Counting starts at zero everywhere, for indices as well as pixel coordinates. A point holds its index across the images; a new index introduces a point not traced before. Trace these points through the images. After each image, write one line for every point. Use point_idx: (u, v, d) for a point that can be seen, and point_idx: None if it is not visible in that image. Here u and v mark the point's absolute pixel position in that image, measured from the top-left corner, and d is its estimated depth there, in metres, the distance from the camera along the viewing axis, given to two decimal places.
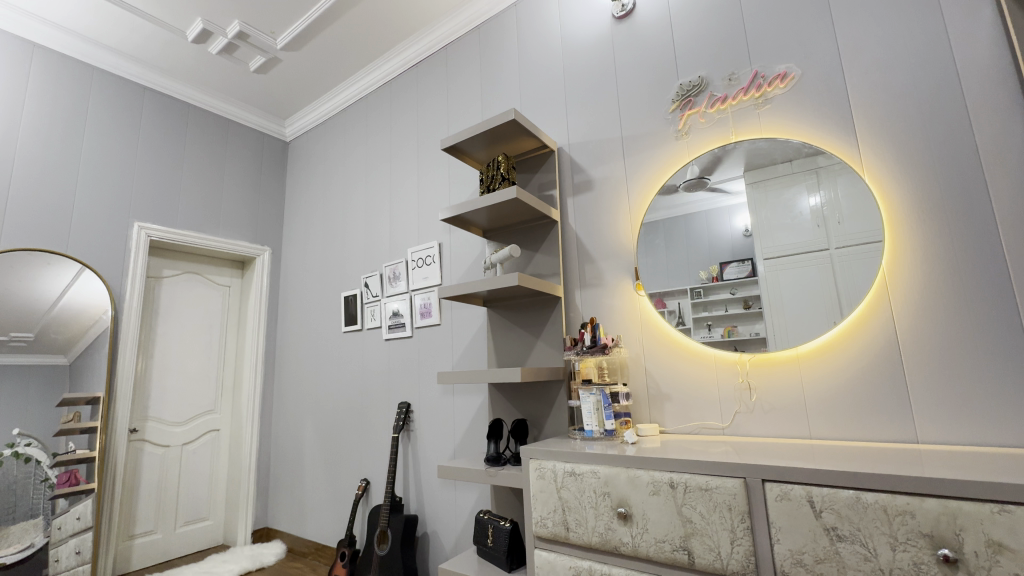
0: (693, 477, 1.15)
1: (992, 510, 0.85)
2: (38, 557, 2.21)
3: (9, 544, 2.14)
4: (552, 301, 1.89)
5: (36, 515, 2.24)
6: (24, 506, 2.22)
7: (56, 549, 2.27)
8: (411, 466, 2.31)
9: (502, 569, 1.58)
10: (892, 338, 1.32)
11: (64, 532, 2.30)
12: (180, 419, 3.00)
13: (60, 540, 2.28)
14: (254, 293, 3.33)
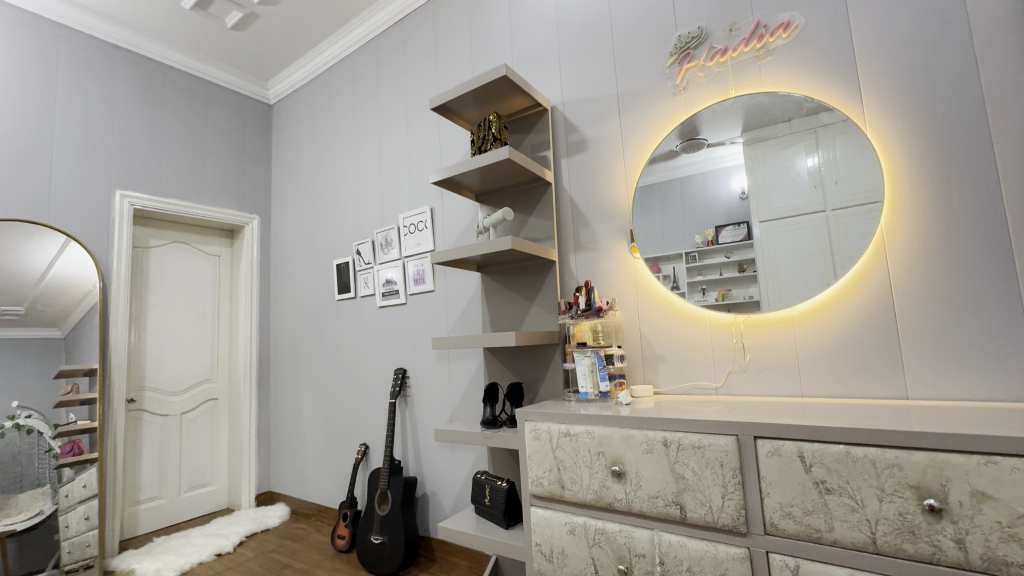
0: (687, 436, 1.17)
1: (979, 461, 0.87)
2: (48, 523, 2.23)
3: (19, 511, 2.17)
4: (546, 265, 1.87)
5: (43, 483, 2.25)
6: (31, 475, 2.23)
7: (65, 516, 2.30)
8: (409, 430, 2.35)
9: (500, 526, 1.62)
10: (887, 296, 1.31)
11: (72, 499, 2.33)
12: (177, 388, 3.01)
13: (69, 507, 2.31)
14: (244, 262, 3.28)
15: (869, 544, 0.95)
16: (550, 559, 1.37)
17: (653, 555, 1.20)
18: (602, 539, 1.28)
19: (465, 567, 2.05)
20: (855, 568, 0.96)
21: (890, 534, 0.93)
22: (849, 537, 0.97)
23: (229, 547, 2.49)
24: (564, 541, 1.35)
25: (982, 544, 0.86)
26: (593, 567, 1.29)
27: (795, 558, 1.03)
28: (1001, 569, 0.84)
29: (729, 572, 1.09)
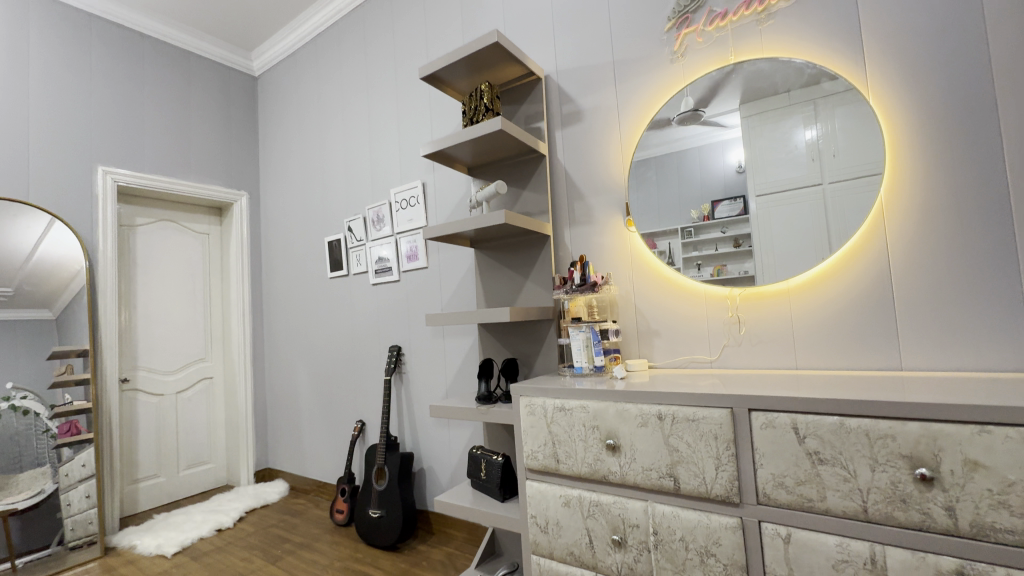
0: (681, 409, 1.17)
1: (972, 431, 0.87)
2: (50, 502, 2.24)
3: (20, 491, 2.17)
4: (540, 240, 1.84)
5: (43, 463, 2.26)
6: (30, 456, 2.23)
7: (67, 494, 2.31)
8: (405, 406, 2.35)
9: (495, 499, 1.64)
10: (884, 268, 1.30)
11: (73, 478, 2.33)
12: (171, 368, 2.99)
13: (69, 486, 2.32)
14: (234, 240, 3.23)
15: (861, 513, 0.96)
16: (546, 530, 1.39)
17: (647, 525, 1.21)
18: (597, 511, 1.29)
19: (462, 539, 2.09)
20: (845, 536, 0.98)
21: (881, 503, 0.94)
22: (841, 506, 0.98)
23: (229, 522, 2.52)
24: (559, 513, 1.36)
25: (972, 512, 0.86)
26: (588, 538, 1.30)
27: (786, 527, 1.04)
28: (989, 535, 0.85)
29: (721, 541, 1.11)
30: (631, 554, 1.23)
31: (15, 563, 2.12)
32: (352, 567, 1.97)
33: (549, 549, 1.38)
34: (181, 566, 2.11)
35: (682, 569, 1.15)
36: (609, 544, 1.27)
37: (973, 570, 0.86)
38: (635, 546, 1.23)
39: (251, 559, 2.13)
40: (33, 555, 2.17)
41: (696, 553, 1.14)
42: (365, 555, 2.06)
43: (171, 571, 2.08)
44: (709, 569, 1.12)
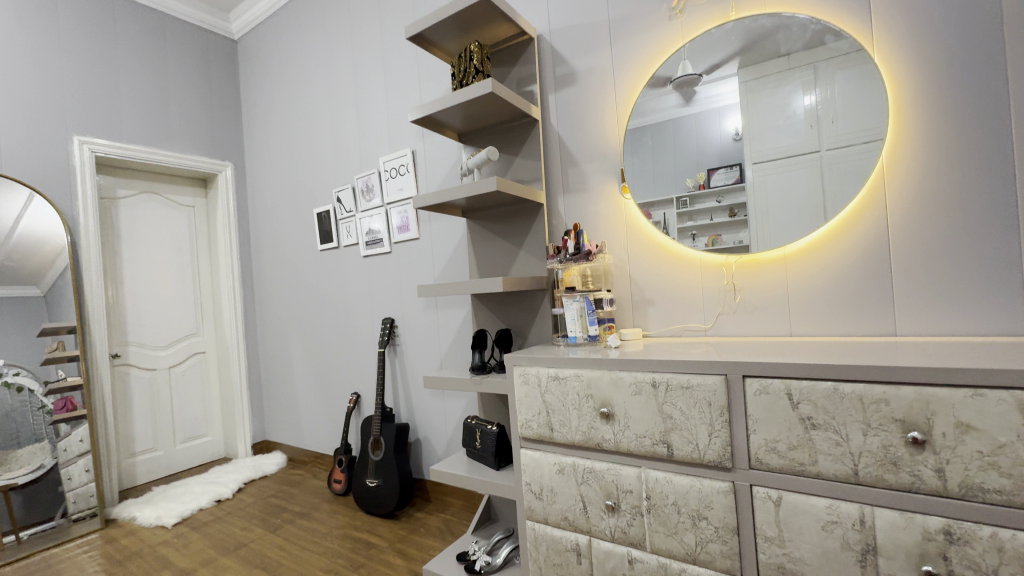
0: (675, 377, 1.16)
1: (966, 395, 0.87)
2: (51, 476, 2.26)
3: (20, 465, 2.19)
4: (533, 209, 1.80)
5: (41, 439, 2.26)
6: (27, 431, 2.22)
7: (67, 469, 2.32)
8: (400, 378, 2.35)
9: (490, 468, 1.65)
10: (883, 233, 1.28)
11: (71, 453, 2.35)
12: (162, 343, 2.96)
13: (69, 461, 2.33)
14: (221, 212, 3.15)
15: (851, 476, 0.97)
16: (540, 497, 1.41)
17: (640, 491, 1.22)
18: (591, 477, 1.30)
19: (459, 506, 2.12)
20: (835, 498, 0.99)
21: (872, 466, 0.95)
22: (833, 469, 0.98)
23: (228, 494, 2.55)
24: (553, 480, 1.38)
25: (962, 473, 0.87)
26: (582, 504, 1.32)
27: (777, 490, 1.05)
28: (977, 495, 0.86)
29: (713, 505, 1.12)
30: (624, 518, 1.25)
31: (20, 536, 2.13)
32: (350, 534, 2.00)
33: (544, 515, 1.40)
34: (182, 536, 2.14)
35: (674, 532, 1.17)
36: (603, 509, 1.29)
37: (960, 529, 0.87)
38: (628, 511, 1.24)
39: (251, 528, 2.16)
40: (36, 528, 2.18)
41: (688, 517, 1.15)
42: (363, 523, 2.09)
43: (172, 541, 2.11)
44: (701, 532, 1.14)
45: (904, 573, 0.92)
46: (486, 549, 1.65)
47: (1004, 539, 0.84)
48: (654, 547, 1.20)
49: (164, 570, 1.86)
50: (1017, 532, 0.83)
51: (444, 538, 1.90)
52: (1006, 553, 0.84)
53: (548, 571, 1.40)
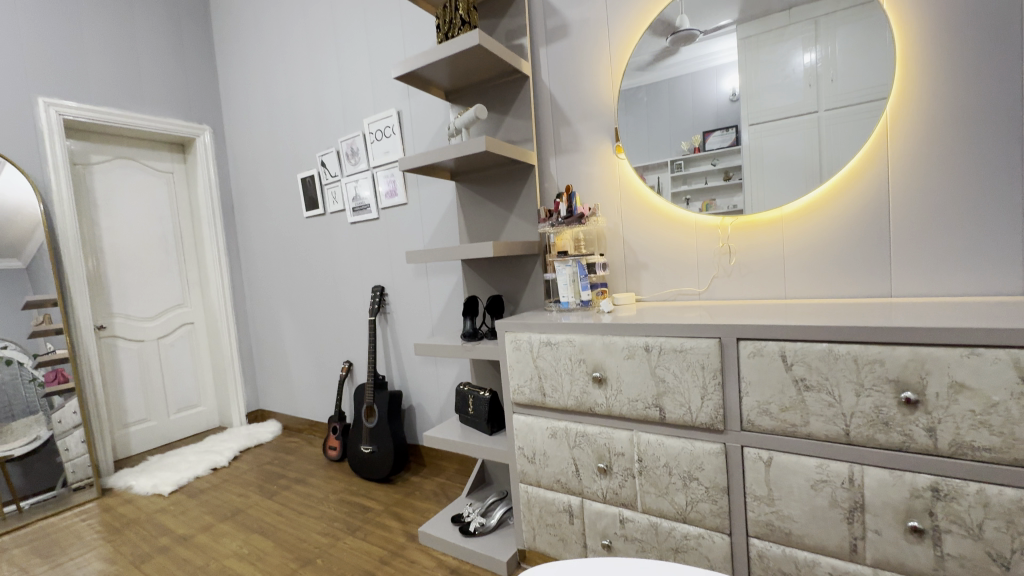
0: (669, 340, 1.14)
1: (962, 354, 0.85)
2: (48, 447, 2.26)
3: (16, 437, 2.17)
4: (524, 171, 1.74)
5: (35, 411, 2.24)
6: (21, 404, 2.21)
7: (64, 440, 2.31)
8: (391, 346, 2.33)
9: (483, 433, 1.66)
10: (882, 192, 1.24)
11: (66, 424, 2.33)
12: (149, 314, 2.91)
13: (65, 432, 2.32)
14: (201, 178, 3.03)
15: (842, 437, 0.97)
16: (533, 461, 1.41)
17: (631, 453, 1.23)
18: (583, 441, 1.31)
19: (453, 470, 2.15)
20: (825, 458, 0.99)
21: (863, 426, 0.95)
22: (824, 430, 0.99)
23: (224, 462, 2.56)
24: (546, 444, 1.38)
25: (953, 432, 0.87)
26: (574, 467, 1.33)
27: (768, 451, 1.05)
28: (966, 453, 0.86)
29: (704, 466, 1.13)
30: (616, 480, 1.26)
31: (21, 506, 2.15)
32: (346, 499, 2.03)
33: (536, 478, 1.41)
34: (179, 504, 2.16)
35: (665, 492, 1.18)
36: (595, 471, 1.30)
37: (947, 486, 0.88)
38: (620, 473, 1.25)
39: (247, 495, 2.18)
40: (38, 497, 2.20)
41: (679, 478, 1.16)
42: (359, 488, 2.12)
43: (169, 508, 2.12)
44: (691, 492, 1.15)
45: (889, 528, 0.93)
46: (480, 511, 1.67)
47: (990, 495, 0.85)
48: (645, 507, 1.22)
49: (163, 537, 1.88)
50: (1004, 488, 0.84)
51: (439, 501, 1.93)
52: (992, 509, 0.85)
53: (541, 531, 1.42)
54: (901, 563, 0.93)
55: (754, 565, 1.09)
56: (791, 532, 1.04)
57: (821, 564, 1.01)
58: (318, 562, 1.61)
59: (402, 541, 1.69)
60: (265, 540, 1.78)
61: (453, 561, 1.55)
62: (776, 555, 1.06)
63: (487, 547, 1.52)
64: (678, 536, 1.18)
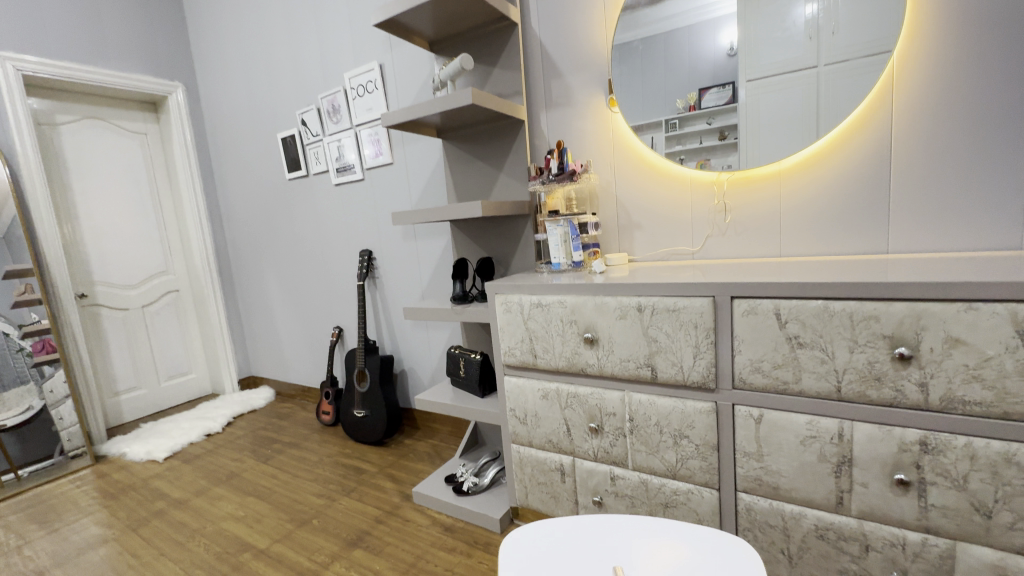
0: (661, 300, 1.12)
1: (959, 309, 0.84)
2: (43, 417, 2.25)
3: (7, 408, 2.15)
4: (513, 127, 1.66)
5: (26, 381, 2.21)
6: (10, 374, 2.17)
7: (58, 409, 2.29)
8: (381, 311, 2.30)
9: (475, 395, 1.66)
10: (884, 144, 1.20)
11: (59, 394, 2.30)
12: (131, 282, 2.84)
13: (58, 402, 2.29)
14: (176, 139, 2.89)
15: (833, 393, 0.97)
16: (524, 422, 1.41)
17: (623, 413, 1.23)
18: (574, 402, 1.30)
19: (447, 432, 2.17)
20: (816, 414, 0.99)
21: (855, 382, 0.94)
22: (815, 387, 0.98)
23: (218, 428, 2.57)
24: (537, 405, 1.38)
25: (944, 387, 0.87)
26: (565, 427, 1.33)
27: (759, 409, 1.05)
28: (957, 407, 0.86)
29: (695, 424, 1.13)
30: (607, 440, 1.27)
31: (20, 474, 2.15)
32: (341, 462, 2.05)
33: (528, 438, 1.42)
34: (174, 469, 2.17)
35: (656, 450, 1.19)
36: (586, 432, 1.30)
37: (936, 440, 0.88)
38: (611, 433, 1.26)
39: (242, 460, 2.19)
40: (37, 465, 2.20)
41: (670, 436, 1.16)
42: (353, 451, 2.13)
43: (164, 474, 2.13)
44: (682, 450, 1.15)
45: (876, 481, 0.94)
46: (473, 471, 1.69)
47: (977, 448, 0.85)
48: (636, 465, 1.23)
49: (158, 501, 1.89)
50: (991, 440, 0.84)
51: (433, 462, 1.96)
52: (978, 461, 0.86)
53: (533, 490, 1.44)
54: (885, 514, 0.95)
55: (742, 518, 1.12)
56: (778, 486, 1.05)
57: (807, 516, 1.03)
58: (314, 523, 1.63)
59: (396, 502, 1.71)
60: (261, 503, 1.79)
61: (447, 520, 1.58)
62: (763, 509, 1.08)
63: (480, 506, 1.55)
64: (667, 493, 1.20)
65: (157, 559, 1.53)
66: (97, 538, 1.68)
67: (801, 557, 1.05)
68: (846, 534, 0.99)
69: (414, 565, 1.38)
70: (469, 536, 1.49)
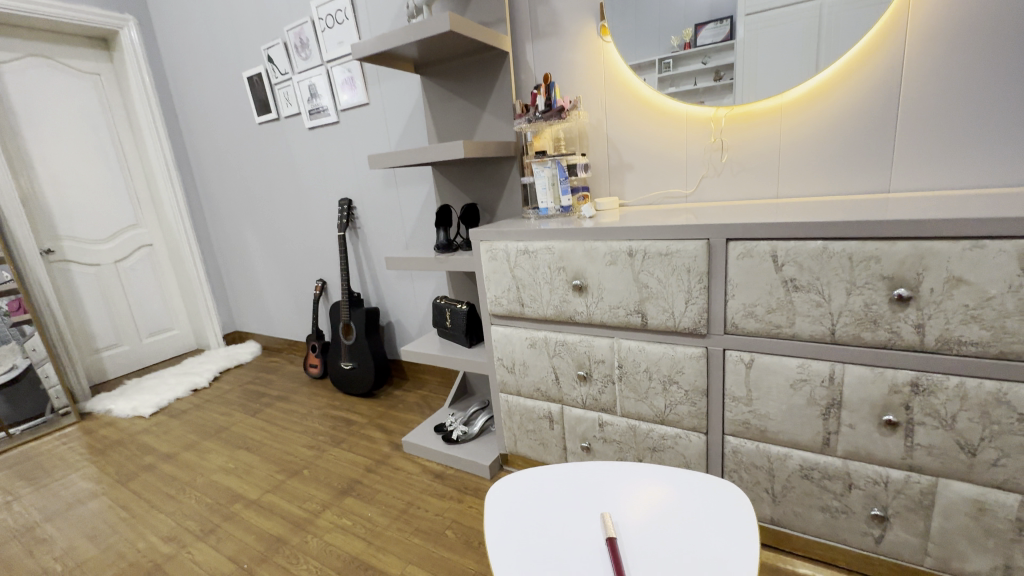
0: (653, 244, 1.07)
1: (964, 247, 0.80)
2: (30, 376, 2.19)
3: None
4: (497, 61, 1.53)
5: (7, 342, 2.12)
6: None
7: (44, 367, 2.24)
8: (365, 262, 2.23)
9: (463, 346, 1.63)
10: (895, 73, 1.11)
11: (43, 352, 2.23)
12: (101, 236, 2.71)
13: (43, 359, 2.23)
14: (133, 80, 2.66)
15: (827, 336, 0.94)
16: (512, 371, 1.39)
17: (611, 360, 1.21)
18: (563, 350, 1.28)
19: (436, 383, 2.17)
20: (807, 358, 0.97)
21: (850, 325, 0.91)
22: (808, 331, 0.95)
23: (204, 383, 2.54)
24: (525, 354, 1.35)
25: (941, 328, 0.84)
26: (554, 375, 1.31)
27: (750, 353, 1.03)
28: (952, 348, 0.84)
29: (684, 370, 1.11)
30: (595, 387, 1.25)
31: (13, 432, 2.14)
32: (330, 414, 2.04)
33: (516, 387, 1.41)
34: (162, 424, 2.16)
35: (644, 397, 1.18)
36: (575, 379, 1.28)
37: (928, 381, 0.87)
38: (600, 380, 1.24)
39: (230, 414, 2.18)
40: (29, 423, 2.19)
41: (659, 382, 1.15)
42: (342, 403, 2.13)
43: (151, 429, 2.12)
44: (670, 395, 1.14)
45: (864, 422, 0.94)
46: (462, 420, 1.69)
47: (969, 388, 0.84)
48: (624, 411, 1.23)
49: (147, 456, 1.88)
50: (983, 380, 0.83)
51: (422, 412, 1.96)
52: (968, 401, 0.85)
53: (522, 437, 1.45)
54: (871, 454, 0.95)
55: (728, 460, 1.12)
56: (766, 429, 1.05)
57: (793, 457, 1.03)
58: (305, 473, 1.64)
59: (387, 451, 1.72)
60: (251, 455, 1.80)
61: (437, 467, 1.59)
62: (749, 451, 1.08)
63: (470, 453, 1.56)
64: (655, 438, 1.20)
65: (148, 512, 1.53)
66: (86, 493, 1.68)
67: (784, 495, 1.07)
68: (830, 474, 1.00)
69: (405, 511, 1.40)
70: (460, 482, 1.51)
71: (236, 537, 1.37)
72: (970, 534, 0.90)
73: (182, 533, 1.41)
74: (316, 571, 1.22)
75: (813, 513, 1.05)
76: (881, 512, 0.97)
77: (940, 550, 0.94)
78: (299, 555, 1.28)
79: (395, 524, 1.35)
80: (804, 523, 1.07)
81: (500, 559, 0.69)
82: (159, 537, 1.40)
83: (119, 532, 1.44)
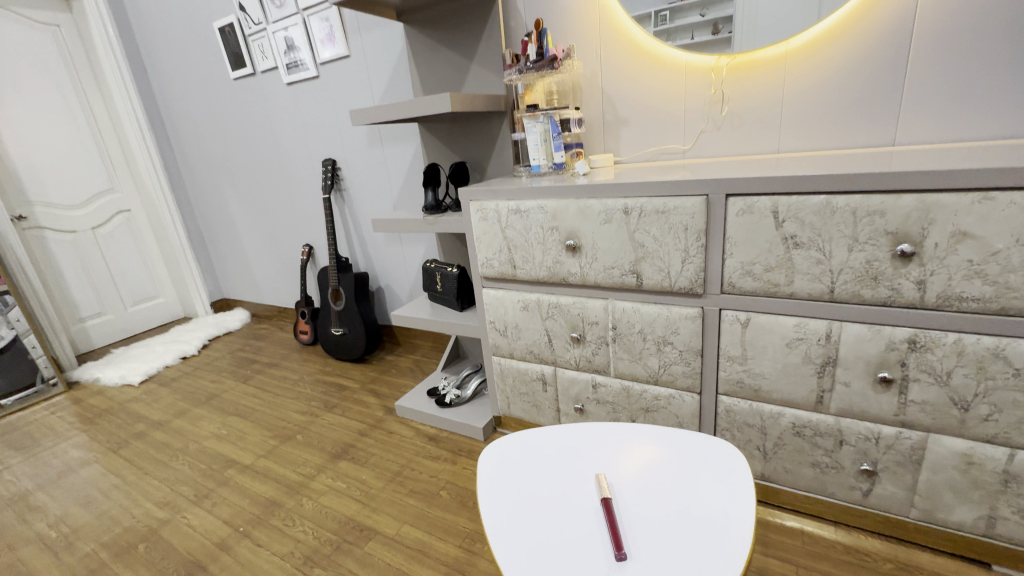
0: (650, 201, 1.03)
1: (972, 200, 0.77)
2: (17, 347, 2.15)
3: None
4: (485, 8, 1.44)
5: None
6: None
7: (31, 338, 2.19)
8: (352, 226, 2.17)
9: (454, 310, 1.60)
10: (908, 16, 1.04)
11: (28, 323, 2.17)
12: (75, 201, 2.59)
13: (29, 330, 2.18)
14: (97, 34, 2.47)
15: (826, 294, 0.92)
16: (505, 334, 1.37)
17: (606, 322, 1.18)
18: (556, 312, 1.25)
19: (429, 347, 2.15)
20: (805, 316, 0.96)
21: (850, 283, 0.89)
22: (807, 289, 0.93)
23: (193, 350, 2.51)
24: (518, 317, 1.33)
25: (943, 284, 0.82)
26: (547, 338, 1.29)
27: (747, 313, 1.01)
28: (952, 305, 0.83)
29: (679, 331, 1.09)
30: (589, 349, 1.23)
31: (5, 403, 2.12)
32: (323, 379, 2.03)
33: (509, 350, 1.39)
34: (152, 392, 2.14)
35: (638, 357, 1.17)
36: (568, 341, 1.26)
37: (925, 338, 0.86)
38: (594, 342, 1.22)
39: (221, 381, 2.17)
40: (21, 394, 2.17)
41: (653, 343, 1.14)
42: (334, 368, 2.12)
43: (141, 397, 2.10)
44: (665, 356, 1.13)
45: (858, 380, 0.94)
46: (455, 384, 1.69)
47: (967, 344, 0.83)
48: (618, 372, 1.22)
49: (138, 424, 1.87)
50: (982, 336, 0.82)
51: (415, 376, 1.95)
52: (964, 358, 0.84)
53: (515, 399, 1.44)
54: (863, 411, 0.95)
55: (721, 419, 1.12)
56: (760, 388, 1.04)
57: (785, 415, 1.04)
58: (298, 438, 1.64)
59: (380, 415, 1.72)
60: (243, 421, 1.79)
61: (431, 430, 1.60)
62: (743, 410, 1.08)
63: (463, 416, 1.56)
64: (649, 398, 1.19)
65: (141, 478, 1.52)
66: (78, 461, 1.67)
67: (775, 452, 1.08)
68: (822, 431, 1.00)
69: (400, 473, 1.41)
70: (454, 444, 1.51)
71: (231, 501, 1.37)
72: (956, 486, 0.91)
73: (177, 498, 1.41)
74: (312, 532, 1.23)
75: (803, 469, 1.06)
76: (870, 467, 0.98)
77: (926, 502, 0.95)
78: (295, 517, 1.29)
79: (390, 485, 1.36)
80: (794, 478, 1.08)
81: (494, 522, 0.68)
82: (154, 503, 1.40)
83: (113, 498, 1.44)
